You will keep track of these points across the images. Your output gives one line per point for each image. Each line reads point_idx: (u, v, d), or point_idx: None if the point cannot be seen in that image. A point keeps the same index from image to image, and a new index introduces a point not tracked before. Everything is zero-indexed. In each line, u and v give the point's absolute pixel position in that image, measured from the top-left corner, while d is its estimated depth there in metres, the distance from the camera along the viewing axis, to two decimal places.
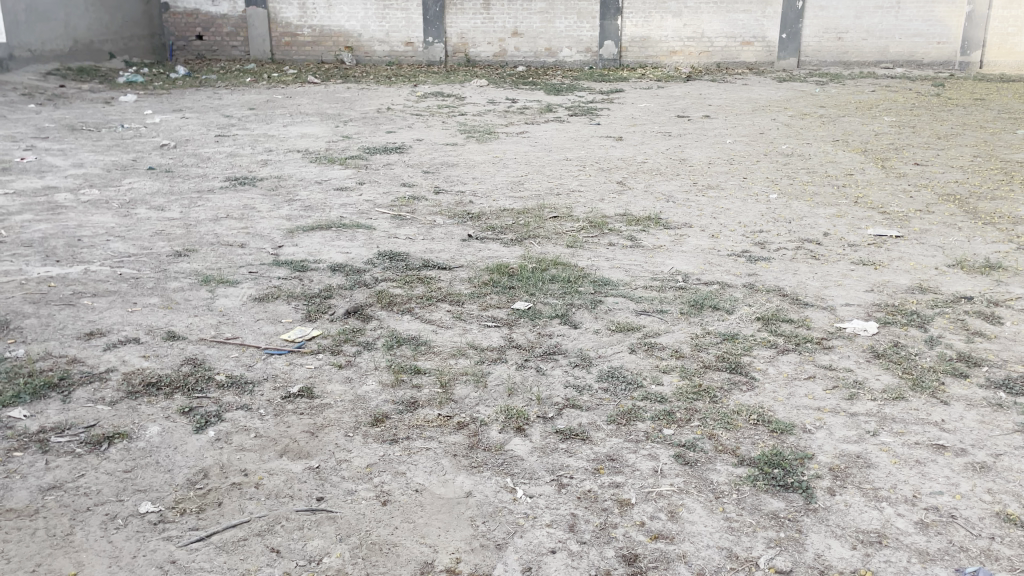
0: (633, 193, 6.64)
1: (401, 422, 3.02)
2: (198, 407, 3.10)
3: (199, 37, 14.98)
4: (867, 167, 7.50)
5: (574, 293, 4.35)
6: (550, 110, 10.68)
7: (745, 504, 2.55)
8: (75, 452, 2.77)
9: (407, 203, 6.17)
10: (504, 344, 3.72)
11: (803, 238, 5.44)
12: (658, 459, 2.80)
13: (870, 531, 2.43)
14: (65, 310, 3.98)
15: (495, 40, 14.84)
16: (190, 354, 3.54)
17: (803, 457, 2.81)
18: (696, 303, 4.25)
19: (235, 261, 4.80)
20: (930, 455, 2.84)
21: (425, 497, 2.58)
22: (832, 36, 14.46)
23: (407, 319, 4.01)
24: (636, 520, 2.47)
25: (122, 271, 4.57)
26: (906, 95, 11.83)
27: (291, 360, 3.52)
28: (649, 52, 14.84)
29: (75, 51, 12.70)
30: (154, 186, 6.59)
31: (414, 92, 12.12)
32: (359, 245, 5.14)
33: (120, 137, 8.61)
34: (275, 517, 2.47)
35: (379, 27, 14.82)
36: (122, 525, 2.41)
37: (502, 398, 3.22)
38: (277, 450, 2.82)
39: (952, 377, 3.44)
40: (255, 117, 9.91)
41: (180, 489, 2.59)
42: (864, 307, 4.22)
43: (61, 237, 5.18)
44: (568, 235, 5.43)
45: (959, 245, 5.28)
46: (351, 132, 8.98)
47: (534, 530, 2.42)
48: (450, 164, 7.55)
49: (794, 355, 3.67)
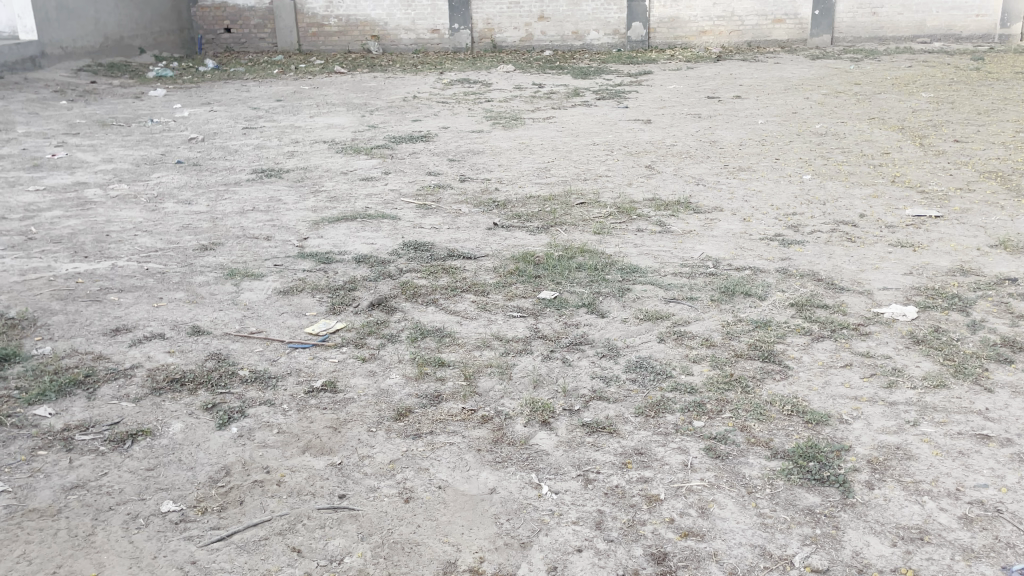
0: (662, 176, 6.53)
1: (425, 417, 2.97)
2: (221, 403, 3.07)
3: (227, 30, 15.09)
4: (904, 145, 7.29)
5: (601, 282, 4.26)
6: (577, 94, 10.55)
7: (779, 499, 2.46)
8: (98, 451, 2.76)
9: (433, 192, 6.12)
10: (529, 334, 3.66)
11: (838, 220, 5.29)
12: (688, 452, 2.72)
13: (910, 527, 2.33)
14: (91, 306, 3.99)
15: (521, 25, 14.67)
16: (214, 349, 3.52)
17: (841, 449, 2.70)
18: (727, 289, 4.14)
19: (259, 254, 4.78)
20: (974, 445, 2.72)
21: (448, 494, 2.53)
22: (867, 12, 14.08)
23: (431, 310, 3.96)
24: (665, 517, 2.40)
25: (149, 266, 4.58)
26: (945, 70, 11.52)
27: (315, 354, 3.49)
28: (678, 32, 14.57)
29: (105, 47, 12.83)
30: (183, 179, 6.62)
31: (440, 79, 12.06)
32: (384, 235, 5.09)
33: (149, 131, 8.66)
34: (297, 515, 2.43)
35: (405, 15, 14.74)
36: (143, 525, 2.39)
37: (527, 391, 3.15)
38: (299, 447, 2.79)
39: (997, 363, 3.30)
40: (282, 108, 9.92)
41: (202, 487, 2.57)
42: (903, 292, 4.08)
43: (89, 232, 5.21)
44: (594, 222, 5.33)
45: (1002, 224, 5.09)
46: (377, 121, 8.94)
47: (559, 528, 2.36)
48: (475, 151, 7.48)
49: (830, 342, 3.55)
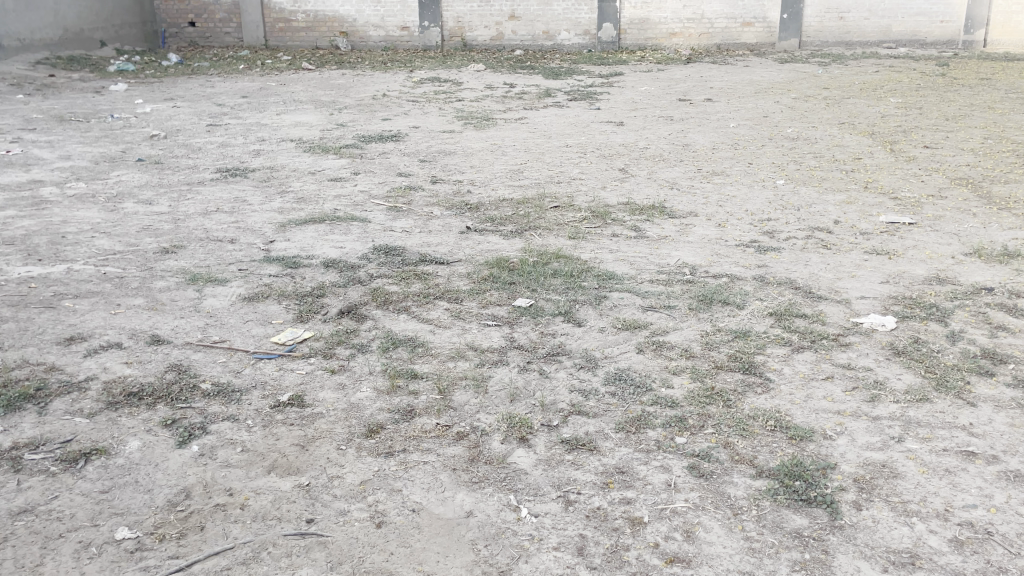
0: (637, 179, 6.46)
1: (397, 433, 2.84)
2: (181, 419, 2.92)
3: (192, 24, 14.78)
4: (875, 151, 7.31)
5: (577, 289, 4.16)
6: (549, 95, 10.47)
7: (765, 522, 2.38)
8: (49, 472, 2.60)
9: (403, 193, 5.98)
10: (505, 345, 3.55)
11: (813, 227, 5.25)
12: (671, 471, 2.63)
13: (901, 551, 2.26)
14: (44, 314, 3.80)
15: (492, 24, 14.54)
16: (175, 360, 3.35)
17: (826, 467, 2.63)
18: (705, 297, 4.06)
19: (223, 258, 4.62)
20: (960, 463, 2.67)
21: (423, 518, 2.41)
22: (833, 16, 14.19)
23: (403, 318, 3.83)
24: (650, 542, 2.31)
25: (107, 270, 4.38)
26: (911, 75, 11.64)
27: (282, 365, 3.34)
28: (648, 34, 14.56)
29: (65, 40, 12.49)
30: (143, 178, 6.39)
31: (410, 77, 11.92)
32: (353, 239, 4.95)
33: (109, 127, 8.40)
34: (261, 543, 2.30)
35: (374, 11, 14.52)
36: (96, 554, 2.24)
37: (504, 405, 3.04)
38: (264, 466, 2.65)
39: (978, 375, 3.27)
40: (248, 105, 9.71)
41: (161, 511, 2.42)
42: (881, 301, 4.04)
43: (44, 233, 4.99)
44: (569, 226, 5.24)
45: (975, 232, 5.10)
46: (345, 120, 8.76)
47: (540, 555, 2.25)
48: (447, 152, 7.35)
49: (810, 353, 3.49)
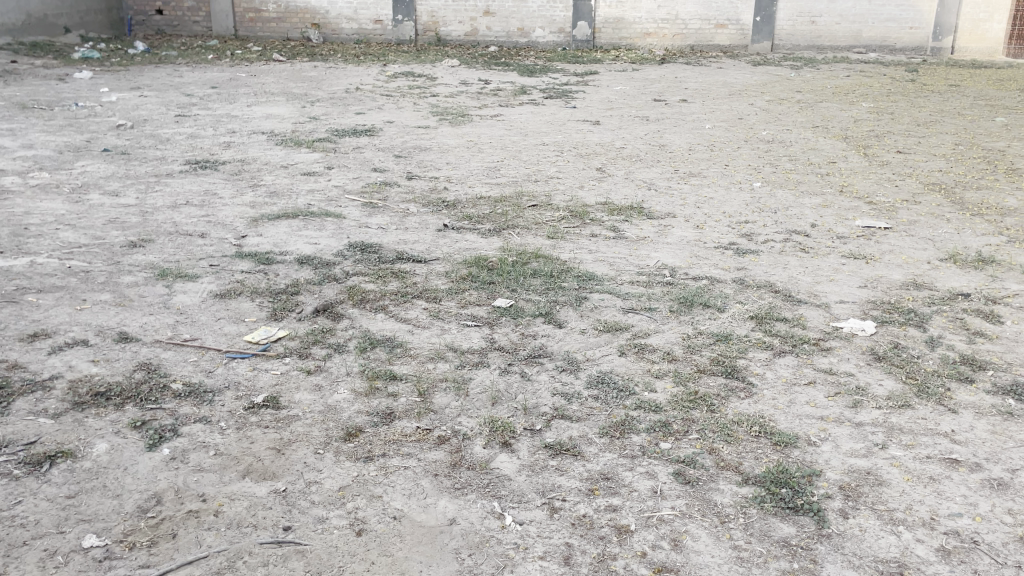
0: (614, 179, 6.43)
1: (377, 437, 2.77)
2: (151, 421, 2.81)
3: (159, 12, 14.50)
4: (849, 155, 7.36)
5: (557, 290, 4.11)
6: (523, 92, 10.40)
7: (753, 530, 2.35)
8: (12, 475, 2.48)
9: (378, 189, 5.88)
10: (485, 346, 3.49)
11: (790, 230, 5.26)
12: (656, 477, 2.59)
13: (888, 560, 2.24)
14: (5, 308, 3.66)
15: (466, 19, 14.43)
16: (144, 359, 3.24)
17: (812, 474, 2.61)
18: (685, 300, 4.03)
19: (193, 252, 4.49)
20: (943, 471, 2.66)
21: (404, 526, 2.34)
22: (806, 20, 14.31)
23: (380, 317, 3.74)
24: (637, 550, 2.26)
25: (72, 264, 4.23)
26: (881, 80, 11.77)
27: (256, 366, 3.24)
28: (623, 33, 14.55)
29: (28, 25, 12.17)
30: (109, 169, 6.22)
31: (384, 71, 11.81)
32: (328, 235, 4.85)
33: (73, 116, 8.17)
34: (237, 551, 2.22)
35: (347, 4, 14.34)
36: (62, 563, 2.14)
37: (485, 408, 2.98)
38: (239, 471, 2.56)
39: (958, 382, 3.27)
40: (217, 95, 9.52)
41: (130, 518, 2.32)
42: (860, 306, 4.04)
43: (6, 224, 4.83)
44: (547, 225, 5.19)
45: (949, 237, 5.14)
46: (318, 113, 8.61)
47: (525, 564, 2.20)
48: (422, 147, 7.26)
49: (792, 357, 3.48)
